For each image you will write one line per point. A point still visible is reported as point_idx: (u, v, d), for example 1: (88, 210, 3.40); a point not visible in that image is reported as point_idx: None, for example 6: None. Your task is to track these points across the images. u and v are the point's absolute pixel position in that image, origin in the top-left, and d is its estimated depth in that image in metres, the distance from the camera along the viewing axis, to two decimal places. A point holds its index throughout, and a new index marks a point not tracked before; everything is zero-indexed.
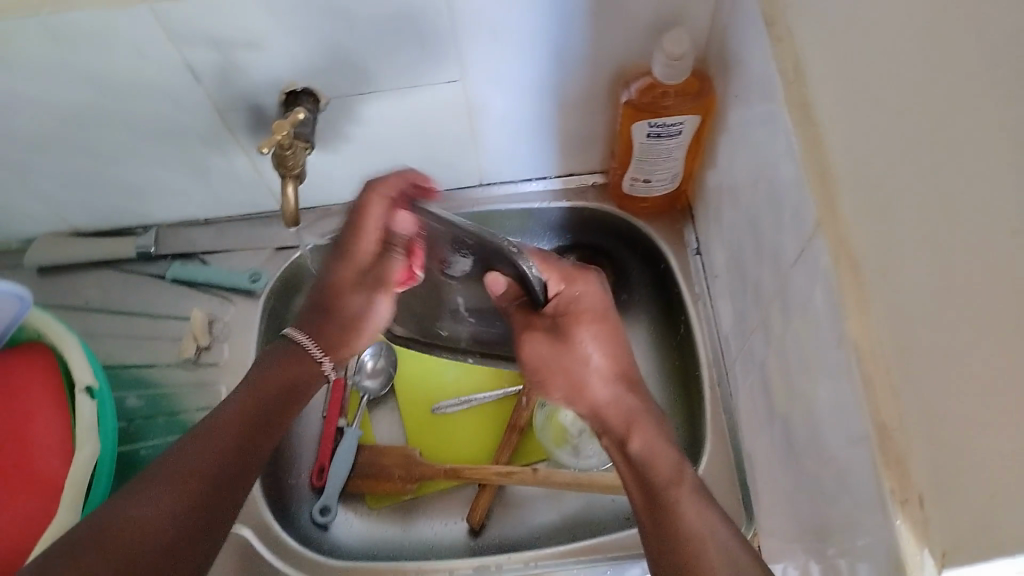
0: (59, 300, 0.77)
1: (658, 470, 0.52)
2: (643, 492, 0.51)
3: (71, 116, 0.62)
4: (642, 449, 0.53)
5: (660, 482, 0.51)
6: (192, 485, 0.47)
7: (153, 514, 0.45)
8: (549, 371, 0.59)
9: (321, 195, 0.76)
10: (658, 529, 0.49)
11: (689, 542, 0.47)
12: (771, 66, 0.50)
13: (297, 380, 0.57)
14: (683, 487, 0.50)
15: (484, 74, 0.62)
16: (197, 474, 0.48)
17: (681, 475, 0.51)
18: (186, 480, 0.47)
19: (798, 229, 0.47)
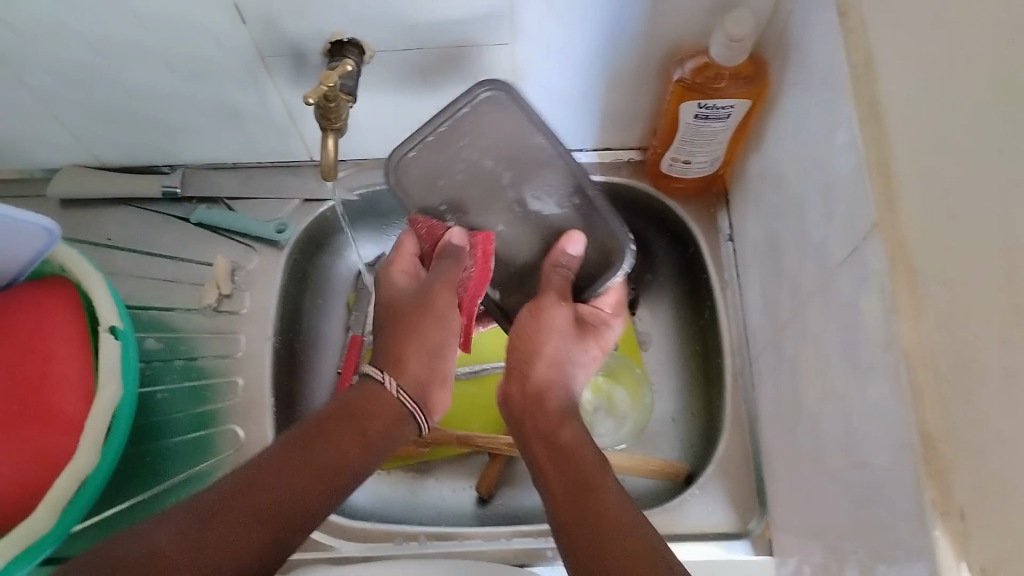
0: (81, 234, 0.76)
1: (583, 464, 0.52)
2: (562, 480, 0.51)
3: (109, 49, 0.61)
4: (571, 443, 0.54)
5: (582, 470, 0.52)
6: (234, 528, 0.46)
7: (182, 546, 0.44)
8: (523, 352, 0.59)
9: (355, 149, 0.74)
10: (570, 506, 0.49)
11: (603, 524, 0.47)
12: (838, 57, 0.48)
13: (370, 424, 0.53)
14: (605, 477, 0.51)
15: (536, 40, 0.60)
16: (230, 521, 0.46)
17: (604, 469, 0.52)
18: (235, 517, 0.46)
19: (850, 226, 0.47)
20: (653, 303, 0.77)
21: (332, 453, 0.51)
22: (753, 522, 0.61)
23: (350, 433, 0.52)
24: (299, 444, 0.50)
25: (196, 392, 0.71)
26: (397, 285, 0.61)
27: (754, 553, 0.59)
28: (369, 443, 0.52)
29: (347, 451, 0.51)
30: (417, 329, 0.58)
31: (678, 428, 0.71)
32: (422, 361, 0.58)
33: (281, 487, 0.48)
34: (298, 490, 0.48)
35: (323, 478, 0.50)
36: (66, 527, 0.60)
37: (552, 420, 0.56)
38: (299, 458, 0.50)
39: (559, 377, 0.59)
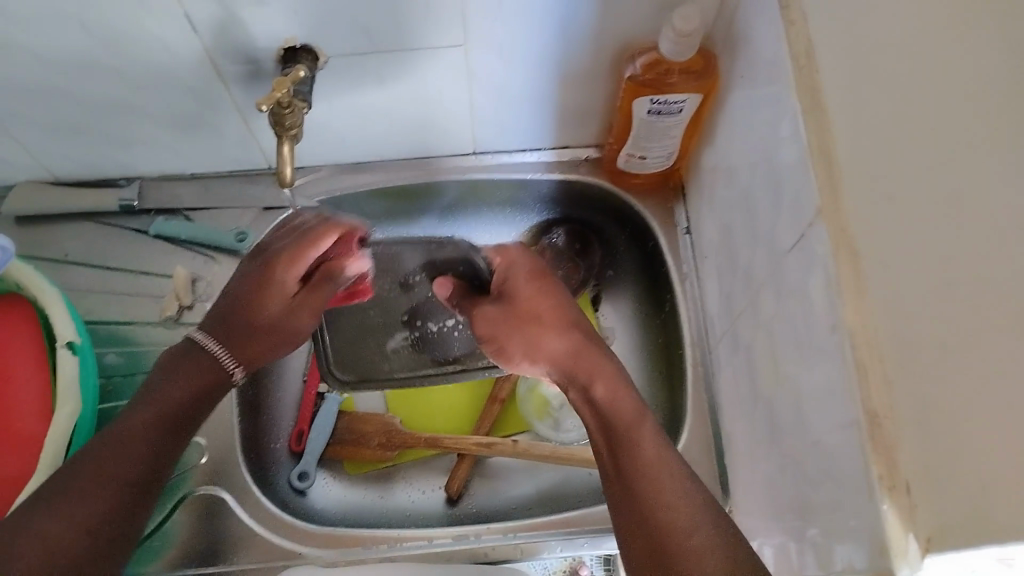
0: (38, 249, 0.75)
1: (619, 415, 0.50)
2: (604, 439, 0.50)
3: (59, 62, 0.61)
4: (604, 400, 0.51)
5: (617, 425, 0.50)
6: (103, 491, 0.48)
7: (59, 527, 0.45)
8: (508, 335, 0.57)
9: (314, 155, 0.75)
10: (619, 472, 0.48)
11: (655, 489, 0.46)
12: (780, 48, 0.49)
13: (184, 392, 0.55)
14: (643, 430, 0.49)
15: (487, 43, 0.61)
16: (94, 498, 0.47)
17: (641, 415, 0.50)
18: (98, 483, 0.48)
19: (796, 213, 0.48)
20: (615, 297, 0.77)
21: (161, 425, 0.53)
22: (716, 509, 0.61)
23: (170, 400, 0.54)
24: (143, 416, 0.52)
25: None
26: (287, 292, 0.59)
27: None
28: (182, 422, 0.54)
29: (163, 424, 0.53)
30: (278, 336, 0.59)
31: None
32: (267, 349, 0.59)
33: (134, 450, 0.50)
34: (140, 468, 0.50)
35: (154, 448, 0.51)
36: None
37: (595, 359, 0.53)
38: (131, 442, 0.50)
39: (546, 334, 0.55)
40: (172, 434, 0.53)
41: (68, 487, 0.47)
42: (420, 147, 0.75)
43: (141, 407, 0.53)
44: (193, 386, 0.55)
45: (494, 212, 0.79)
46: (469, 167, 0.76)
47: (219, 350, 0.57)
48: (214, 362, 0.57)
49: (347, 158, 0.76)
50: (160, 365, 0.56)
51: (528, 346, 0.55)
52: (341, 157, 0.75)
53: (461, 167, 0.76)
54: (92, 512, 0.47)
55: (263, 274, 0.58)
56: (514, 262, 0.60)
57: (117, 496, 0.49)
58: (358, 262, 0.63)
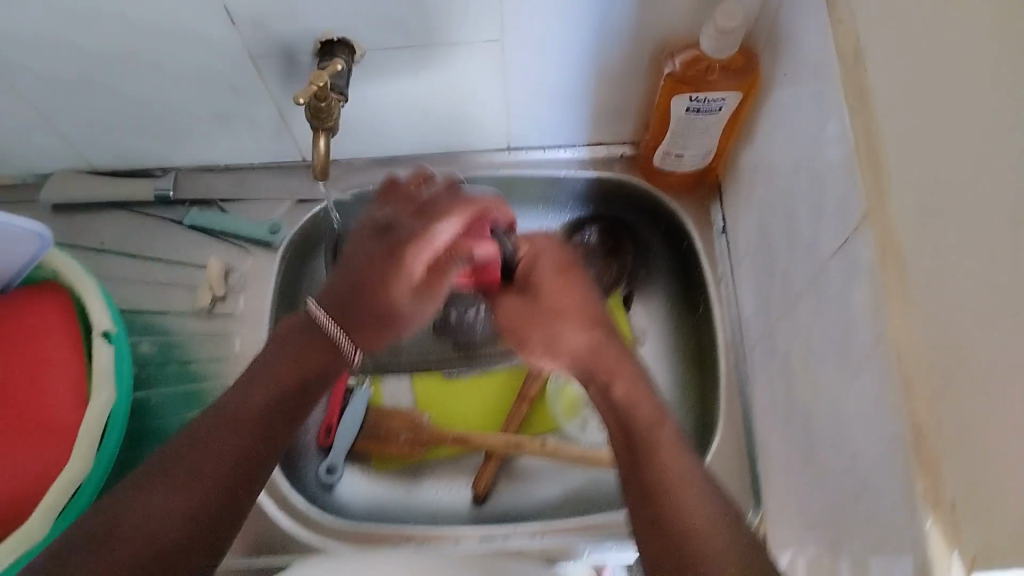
0: (74, 238, 0.76)
1: (638, 416, 0.49)
2: (621, 437, 0.50)
3: (99, 53, 0.61)
4: (624, 398, 0.51)
5: (642, 427, 0.49)
6: (208, 473, 0.47)
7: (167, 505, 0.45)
8: (525, 323, 0.57)
9: (350, 148, 0.74)
10: (631, 469, 0.48)
11: (690, 524, 0.44)
12: (827, 46, 0.48)
13: (289, 369, 0.53)
14: (664, 432, 0.48)
15: (526, 38, 0.60)
16: (200, 487, 0.46)
17: (662, 422, 0.49)
18: (164, 477, 0.46)
19: (839, 217, 0.46)
20: (647, 297, 0.76)
21: (271, 408, 0.51)
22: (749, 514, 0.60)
23: (269, 382, 0.52)
24: (257, 395, 0.51)
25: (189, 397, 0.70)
26: (398, 280, 0.54)
27: None
28: (299, 397, 0.53)
29: (278, 406, 0.52)
30: (374, 313, 0.57)
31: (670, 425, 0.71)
32: (381, 338, 0.57)
33: (242, 430, 0.49)
34: (256, 453, 0.50)
35: (258, 430, 0.50)
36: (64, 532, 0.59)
37: (618, 366, 0.52)
38: (236, 426, 0.49)
39: (566, 326, 0.54)
40: (283, 415, 0.52)
41: (152, 480, 0.46)
42: (455, 142, 0.74)
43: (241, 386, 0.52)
44: (281, 378, 0.53)
45: (526, 210, 0.77)
46: (504, 163, 0.75)
47: (338, 334, 0.55)
48: (327, 337, 0.55)
49: (382, 152, 0.75)
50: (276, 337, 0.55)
51: (550, 334, 0.54)
52: (376, 151, 0.75)
53: (495, 163, 0.75)
54: (191, 502, 0.46)
55: (386, 262, 0.54)
56: (537, 256, 0.58)
57: (220, 485, 0.47)
58: (489, 243, 0.56)
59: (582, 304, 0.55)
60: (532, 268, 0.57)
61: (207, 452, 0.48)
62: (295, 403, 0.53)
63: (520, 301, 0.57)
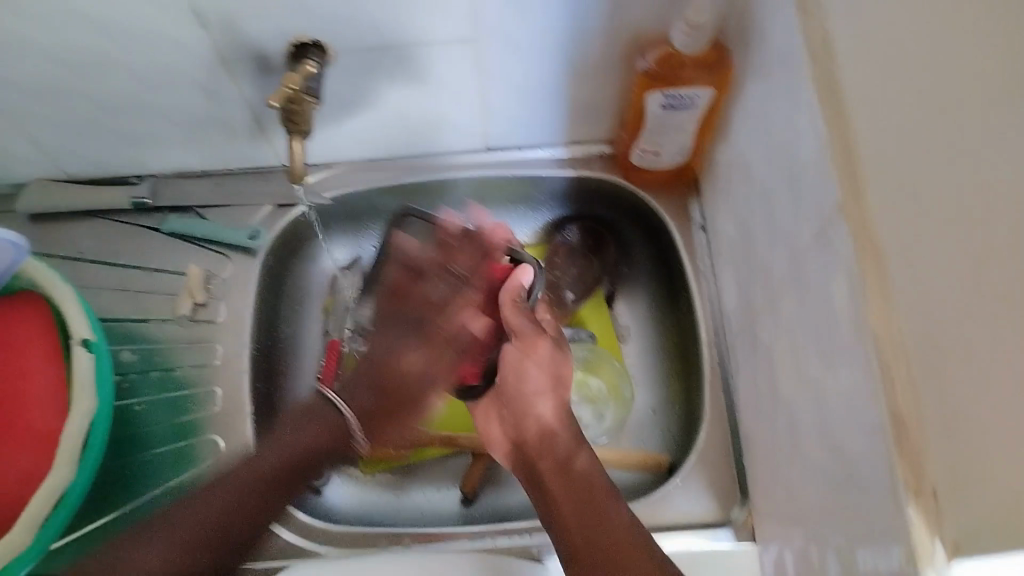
0: (52, 248, 0.75)
1: (597, 487, 0.54)
2: (572, 504, 0.53)
3: (70, 60, 0.60)
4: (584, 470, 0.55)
5: (594, 515, 0.52)
6: (211, 525, 0.57)
7: (190, 536, 0.56)
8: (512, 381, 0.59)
9: (326, 151, 0.74)
10: (578, 514, 0.53)
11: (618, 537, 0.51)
12: (796, 39, 0.48)
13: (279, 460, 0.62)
14: (610, 501, 0.53)
15: (497, 37, 0.60)
16: (210, 516, 0.58)
17: (614, 492, 0.55)
18: (184, 516, 0.57)
19: (815, 209, 0.46)
20: (630, 294, 0.77)
21: (276, 476, 0.62)
22: (735, 510, 0.61)
23: (278, 453, 0.62)
24: (247, 473, 0.61)
25: (174, 402, 0.70)
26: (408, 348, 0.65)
27: (737, 542, 0.59)
28: (276, 490, 0.62)
29: (283, 472, 0.62)
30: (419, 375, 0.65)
31: (659, 421, 0.71)
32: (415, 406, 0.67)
33: (244, 486, 0.60)
34: (279, 485, 0.62)
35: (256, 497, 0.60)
36: (45, 542, 0.60)
37: (567, 449, 0.57)
38: (252, 477, 0.61)
39: (542, 400, 0.58)
40: (277, 490, 0.62)
41: (161, 524, 0.57)
42: (431, 143, 0.74)
43: (261, 451, 0.63)
44: (292, 453, 0.63)
45: (507, 209, 0.78)
46: (481, 163, 0.75)
47: (344, 406, 0.66)
48: (334, 409, 0.66)
49: (358, 155, 0.75)
50: (291, 417, 0.66)
51: (519, 410, 0.59)
52: (353, 155, 0.75)
53: (472, 164, 0.75)
54: (183, 549, 0.56)
55: (403, 345, 0.65)
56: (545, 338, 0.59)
57: (226, 522, 0.58)
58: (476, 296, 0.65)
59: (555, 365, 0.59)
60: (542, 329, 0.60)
61: (215, 500, 0.59)
62: (292, 481, 0.63)
63: (531, 345, 0.59)
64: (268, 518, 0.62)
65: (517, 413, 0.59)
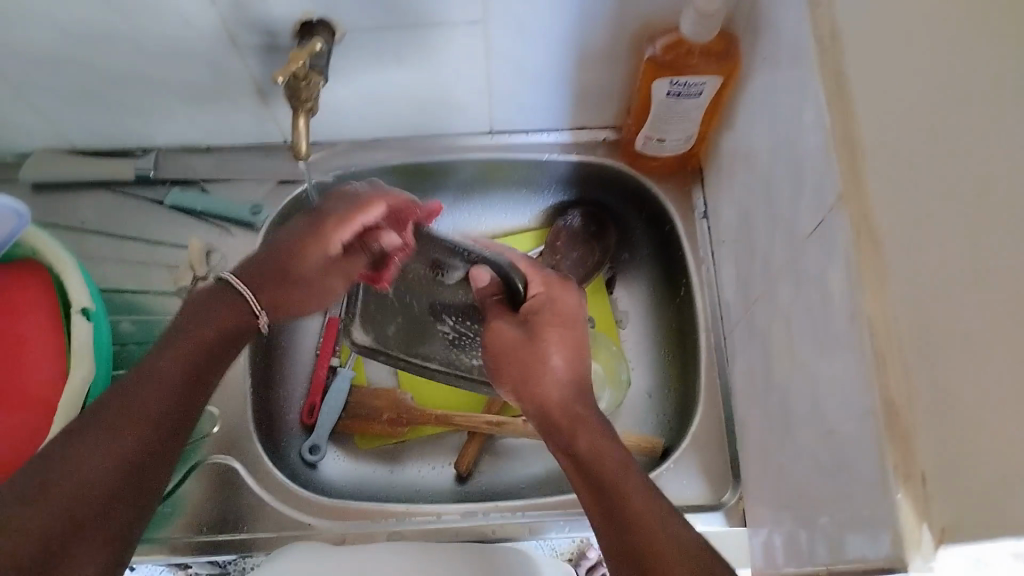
0: (54, 218, 0.75)
1: (605, 462, 0.51)
2: (587, 486, 0.50)
3: (78, 32, 0.60)
4: (586, 450, 0.52)
5: (609, 480, 0.50)
6: (130, 433, 0.47)
7: (97, 465, 0.45)
8: (514, 358, 0.60)
9: (331, 130, 0.74)
10: (595, 493, 0.50)
11: (643, 526, 0.46)
12: (804, 32, 0.48)
13: (205, 340, 0.53)
14: (631, 475, 0.50)
15: (505, 20, 0.60)
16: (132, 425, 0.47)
17: (628, 465, 0.51)
18: (115, 415, 0.47)
19: (817, 201, 0.47)
20: (630, 280, 0.77)
21: (183, 373, 0.51)
22: (726, 494, 0.62)
23: (185, 349, 0.52)
24: (165, 362, 0.51)
25: None
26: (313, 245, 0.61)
27: (727, 524, 0.61)
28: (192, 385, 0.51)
29: (193, 370, 0.52)
30: (308, 291, 0.62)
31: (655, 406, 0.72)
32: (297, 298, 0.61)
33: (164, 377, 0.50)
34: (188, 385, 0.51)
35: (168, 394, 0.49)
36: None
37: (571, 430, 0.54)
38: (151, 387, 0.49)
39: (545, 368, 0.58)
40: (191, 386, 0.51)
41: (92, 427, 0.46)
42: (437, 124, 0.74)
43: (165, 348, 0.52)
44: (200, 344, 0.53)
45: (510, 193, 0.79)
46: (487, 147, 0.75)
47: (248, 291, 0.58)
48: (236, 301, 0.57)
49: (363, 134, 0.75)
50: (190, 300, 0.56)
51: (521, 375, 0.59)
52: (357, 134, 0.75)
53: (478, 146, 0.75)
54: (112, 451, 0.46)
55: (307, 232, 0.61)
56: (555, 299, 0.62)
57: (135, 450, 0.47)
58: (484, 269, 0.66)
59: (580, 360, 0.59)
60: (545, 310, 0.61)
61: (144, 391, 0.48)
62: (210, 369, 0.53)
63: (545, 322, 0.60)
64: (194, 404, 0.51)
65: (526, 382, 0.58)
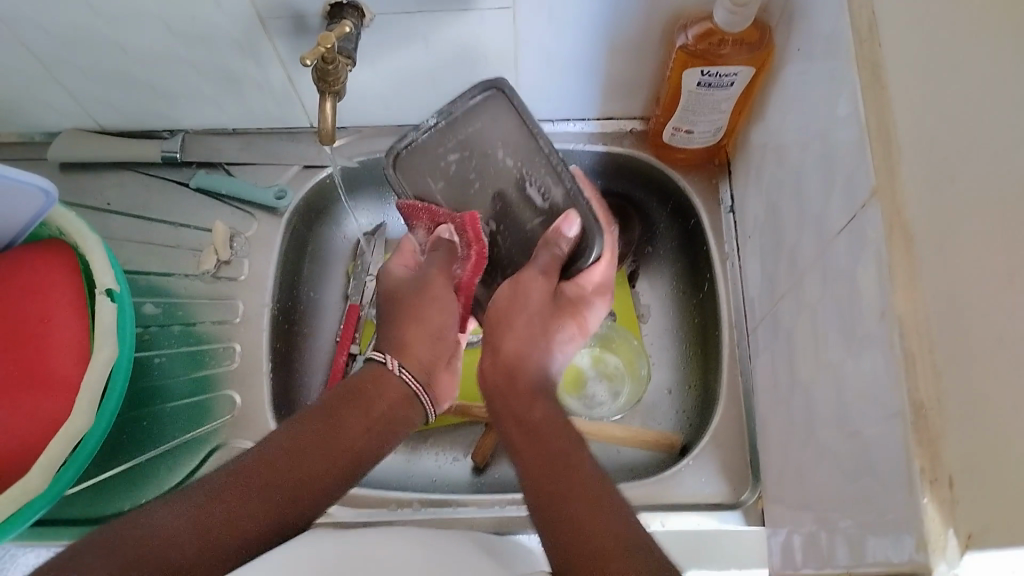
0: (81, 197, 0.76)
1: (558, 441, 0.51)
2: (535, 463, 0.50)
3: (108, 11, 0.60)
4: (542, 421, 0.53)
5: (563, 456, 0.50)
6: (236, 510, 0.47)
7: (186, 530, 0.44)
8: (519, 317, 0.58)
9: (358, 115, 0.74)
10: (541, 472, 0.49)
11: (595, 515, 0.45)
12: (838, 20, 0.47)
13: (326, 440, 0.52)
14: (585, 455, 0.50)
15: (535, 6, 0.59)
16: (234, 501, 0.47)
17: (582, 449, 0.51)
18: (235, 492, 0.47)
19: (848, 195, 0.46)
20: (653, 273, 0.77)
21: (297, 468, 0.50)
22: (745, 493, 0.61)
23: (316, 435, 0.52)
24: (286, 449, 0.51)
25: (193, 356, 0.71)
26: (395, 275, 0.65)
27: (746, 524, 0.60)
28: (306, 485, 0.50)
29: (313, 464, 0.51)
30: (431, 312, 0.62)
31: (674, 402, 0.72)
32: (422, 342, 0.61)
33: (286, 472, 0.50)
34: (299, 480, 0.50)
35: (283, 485, 0.49)
36: (61, 488, 0.62)
37: (524, 401, 0.55)
38: (262, 474, 0.49)
39: (539, 352, 0.58)
40: (304, 482, 0.50)
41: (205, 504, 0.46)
42: None
43: (294, 433, 0.52)
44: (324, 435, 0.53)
45: None
46: None
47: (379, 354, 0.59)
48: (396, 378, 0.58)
49: (388, 120, 0.75)
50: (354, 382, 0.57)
51: (522, 345, 0.58)
52: (383, 119, 0.75)
53: None
54: (211, 523, 0.45)
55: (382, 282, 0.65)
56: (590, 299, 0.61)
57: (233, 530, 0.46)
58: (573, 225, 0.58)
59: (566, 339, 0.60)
60: (577, 302, 0.60)
61: (254, 478, 0.49)
62: (332, 465, 0.52)
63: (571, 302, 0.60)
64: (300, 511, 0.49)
65: (519, 351, 0.58)
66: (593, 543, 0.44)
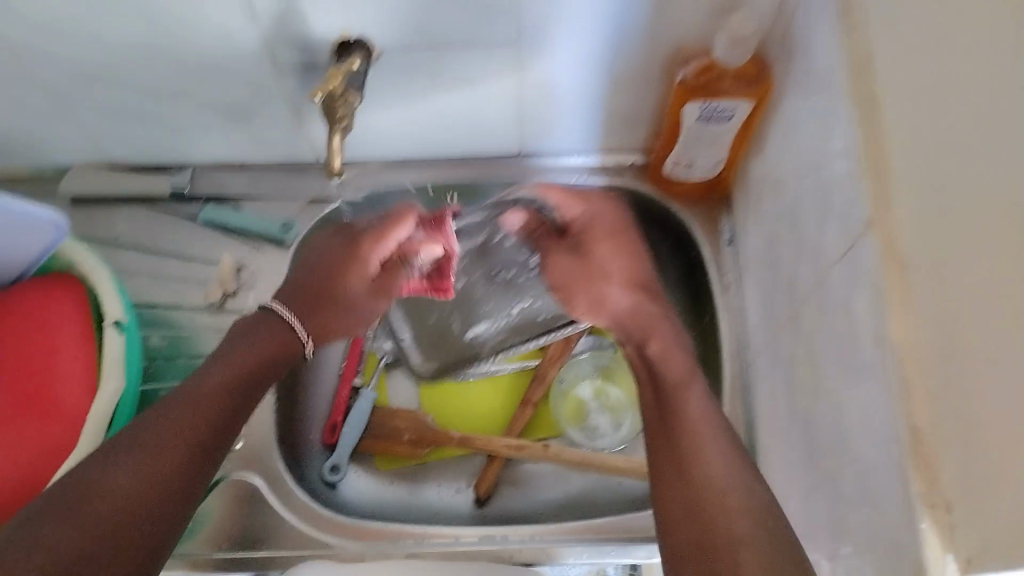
0: (91, 230, 0.77)
1: (671, 372, 0.55)
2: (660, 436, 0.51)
3: (123, 49, 0.62)
4: (658, 354, 0.57)
5: (670, 388, 0.54)
6: (177, 446, 0.49)
7: (135, 479, 0.46)
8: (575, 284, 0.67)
9: (366, 151, 0.76)
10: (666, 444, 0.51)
11: (703, 463, 0.48)
12: (835, 55, 0.49)
13: (235, 373, 0.55)
14: (691, 391, 0.53)
15: (539, 42, 0.61)
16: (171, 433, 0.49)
17: (691, 376, 0.55)
18: (166, 427, 0.49)
19: (845, 225, 0.46)
20: None
21: (220, 399, 0.53)
22: None
23: (231, 367, 0.55)
24: (207, 387, 0.53)
25: None
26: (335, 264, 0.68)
27: None
28: (227, 410, 0.53)
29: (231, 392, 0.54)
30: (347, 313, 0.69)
31: None
32: (332, 325, 0.67)
33: (207, 406, 0.52)
34: (224, 410, 0.53)
35: (212, 416, 0.51)
36: None
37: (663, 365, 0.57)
38: (188, 407, 0.51)
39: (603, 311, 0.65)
40: (230, 408, 0.53)
41: (141, 444, 0.48)
42: (471, 146, 0.75)
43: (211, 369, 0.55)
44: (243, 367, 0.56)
45: None
46: (519, 170, 0.76)
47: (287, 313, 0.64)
48: (284, 326, 0.63)
49: (394, 156, 0.77)
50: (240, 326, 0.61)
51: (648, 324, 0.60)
52: (389, 155, 0.77)
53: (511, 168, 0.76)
54: (160, 465, 0.47)
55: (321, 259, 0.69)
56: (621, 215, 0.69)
57: (177, 462, 0.48)
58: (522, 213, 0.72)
59: None
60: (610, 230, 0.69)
61: (179, 414, 0.50)
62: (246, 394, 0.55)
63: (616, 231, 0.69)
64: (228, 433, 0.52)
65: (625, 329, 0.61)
66: (714, 484, 0.47)
